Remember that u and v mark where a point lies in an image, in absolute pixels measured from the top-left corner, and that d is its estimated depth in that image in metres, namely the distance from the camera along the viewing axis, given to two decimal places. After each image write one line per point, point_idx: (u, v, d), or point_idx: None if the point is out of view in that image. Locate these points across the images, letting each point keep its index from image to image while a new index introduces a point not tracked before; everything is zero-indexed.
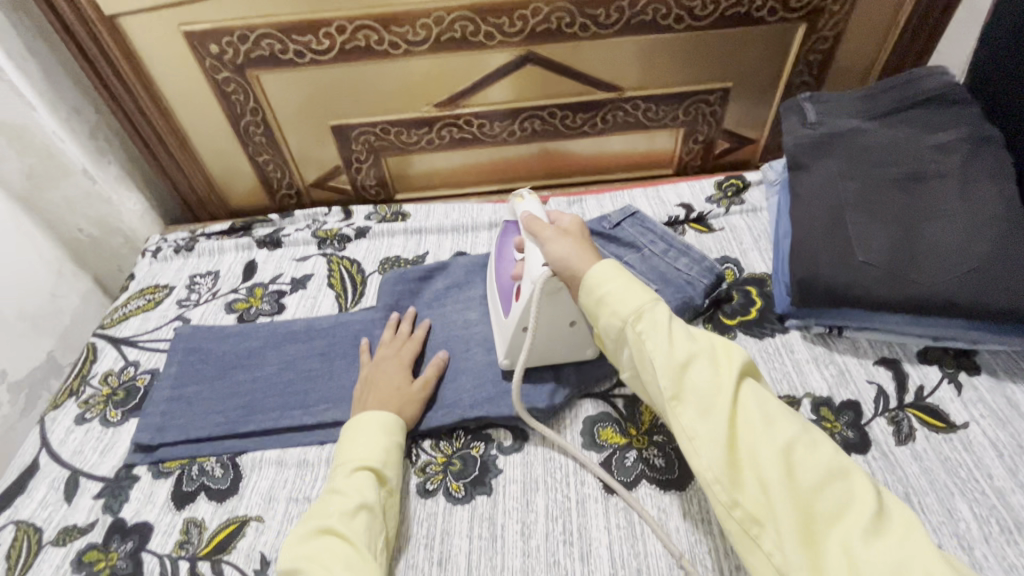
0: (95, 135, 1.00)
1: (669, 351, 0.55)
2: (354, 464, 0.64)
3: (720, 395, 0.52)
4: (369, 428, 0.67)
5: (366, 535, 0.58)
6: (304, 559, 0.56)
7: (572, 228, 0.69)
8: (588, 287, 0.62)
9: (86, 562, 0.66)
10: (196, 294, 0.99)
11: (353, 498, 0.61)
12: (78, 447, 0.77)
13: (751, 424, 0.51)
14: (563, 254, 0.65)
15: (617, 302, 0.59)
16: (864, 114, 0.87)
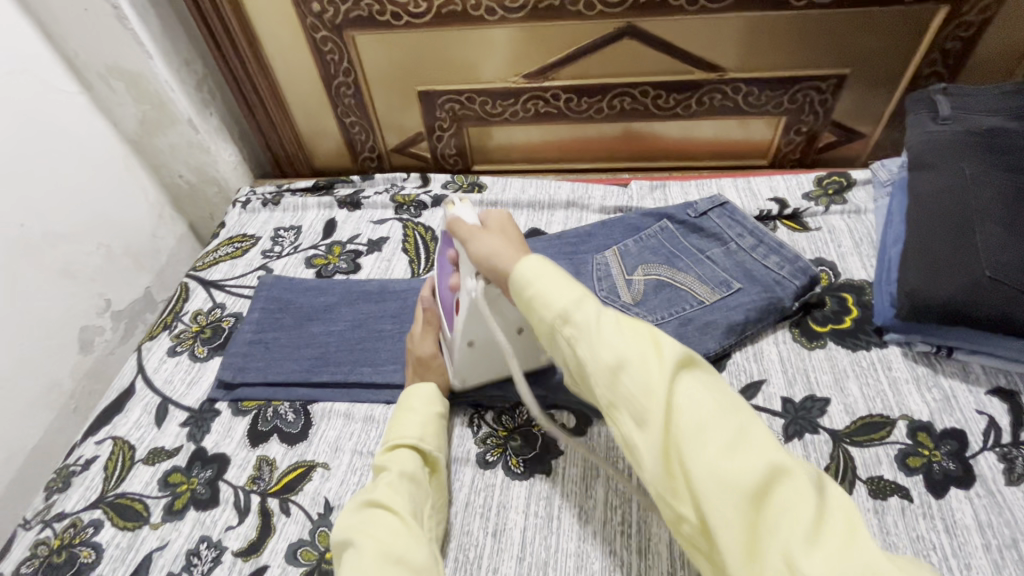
0: (201, 87, 1.05)
1: (597, 352, 0.46)
2: (392, 441, 0.64)
3: (656, 400, 0.43)
4: (407, 405, 0.68)
5: (408, 504, 0.58)
6: (352, 530, 0.55)
7: (495, 225, 0.61)
8: (515, 285, 0.52)
9: (171, 482, 0.72)
10: (279, 246, 1.03)
11: (394, 471, 0.60)
12: (169, 377, 0.83)
13: (685, 431, 0.41)
14: (490, 250, 0.56)
15: (542, 299, 0.49)
16: (1010, 112, 0.77)
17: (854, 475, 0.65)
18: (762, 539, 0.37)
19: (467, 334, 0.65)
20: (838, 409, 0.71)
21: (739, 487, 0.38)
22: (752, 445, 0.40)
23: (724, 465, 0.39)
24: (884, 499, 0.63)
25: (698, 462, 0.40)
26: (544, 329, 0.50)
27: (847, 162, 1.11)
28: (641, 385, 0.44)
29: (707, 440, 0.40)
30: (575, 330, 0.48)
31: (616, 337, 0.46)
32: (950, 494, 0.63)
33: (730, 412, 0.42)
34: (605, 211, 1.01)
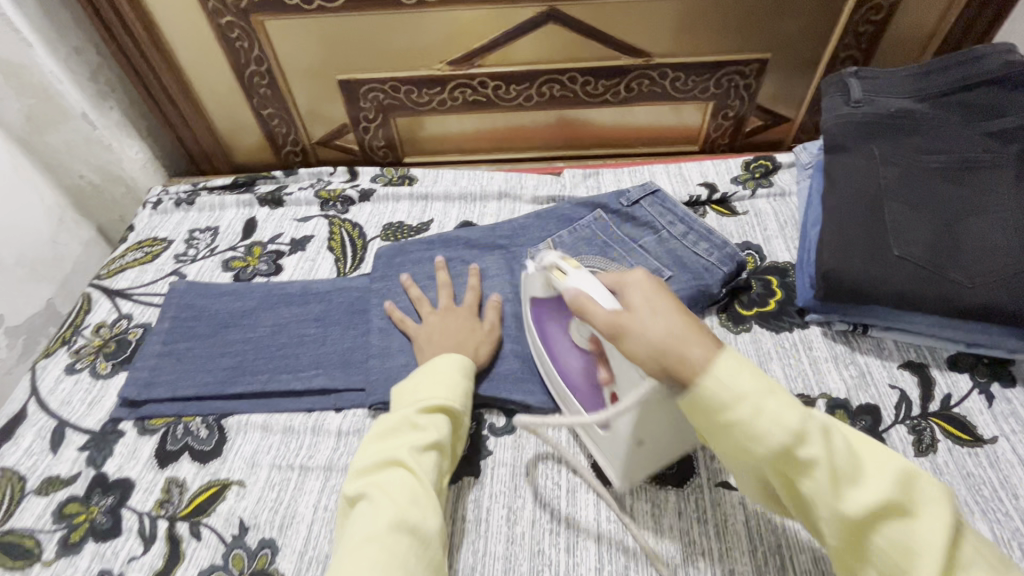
0: (96, 77, 0.96)
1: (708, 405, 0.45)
2: (431, 402, 0.60)
3: (778, 452, 0.44)
4: (442, 369, 0.63)
5: (434, 473, 0.56)
6: (369, 485, 0.54)
7: (639, 301, 0.49)
8: (693, 393, 0.45)
9: (67, 514, 0.66)
10: (194, 249, 0.96)
11: (428, 436, 0.57)
12: (67, 398, 0.76)
13: (806, 475, 0.44)
14: (655, 346, 0.46)
15: (661, 356, 0.46)
16: (916, 95, 0.79)
17: None
18: (895, 561, 0.42)
19: (636, 434, 0.54)
20: None
21: (881, 527, 0.42)
22: (881, 476, 0.43)
23: (872, 513, 0.42)
24: None
25: (840, 507, 0.43)
26: (656, 392, 0.48)
27: (775, 146, 1.13)
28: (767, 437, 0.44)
29: (831, 486, 0.43)
30: (693, 395, 0.45)
31: (735, 395, 0.44)
32: None
33: (850, 453, 0.44)
34: (538, 201, 0.98)
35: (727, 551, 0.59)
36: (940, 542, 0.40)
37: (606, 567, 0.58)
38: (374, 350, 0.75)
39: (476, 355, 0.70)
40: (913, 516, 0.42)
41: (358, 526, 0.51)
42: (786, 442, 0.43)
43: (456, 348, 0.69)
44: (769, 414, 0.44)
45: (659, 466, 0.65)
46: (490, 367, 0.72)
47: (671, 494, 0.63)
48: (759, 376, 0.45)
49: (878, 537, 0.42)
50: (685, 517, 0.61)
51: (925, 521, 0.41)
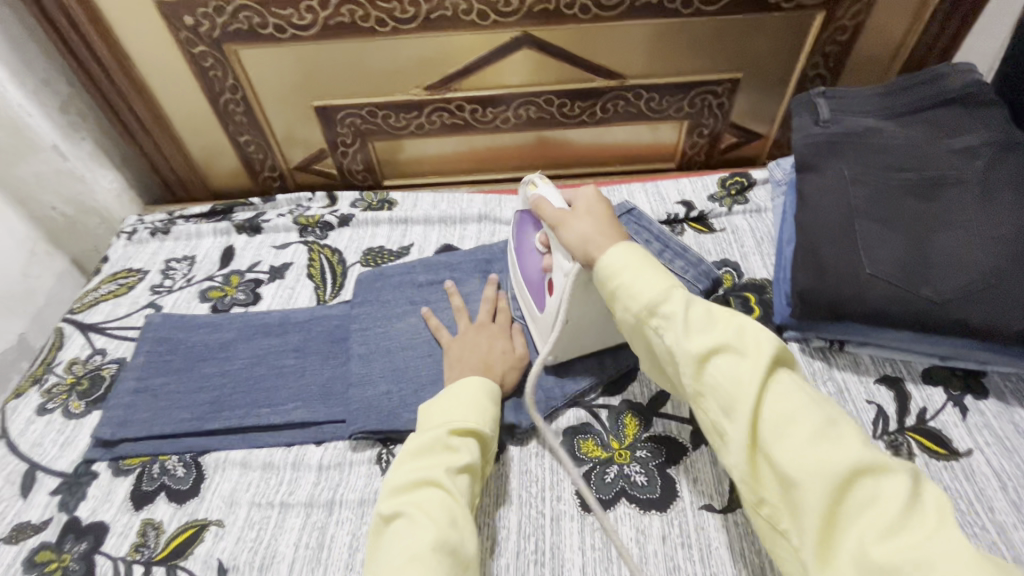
0: (67, 108, 0.95)
1: (685, 337, 0.48)
2: (463, 423, 0.59)
3: (744, 392, 0.44)
4: (472, 391, 0.63)
5: (467, 496, 0.56)
6: (406, 503, 0.53)
7: (580, 205, 0.63)
8: (604, 275, 0.55)
9: (38, 562, 0.64)
10: (171, 279, 0.95)
11: (462, 458, 0.57)
12: (37, 440, 0.75)
13: (768, 423, 0.43)
14: (582, 235, 0.59)
15: (641, 281, 0.52)
16: (882, 114, 0.81)
17: None
18: (841, 525, 0.39)
19: (567, 313, 0.65)
20: None
21: (829, 480, 0.39)
22: (842, 436, 0.41)
23: (820, 465, 0.40)
24: None
25: (787, 454, 0.41)
26: (631, 321, 0.53)
27: (750, 162, 1.15)
28: (732, 370, 0.46)
29: (778, 418, 0.43)
30: (662, 318, 0.50)
31: (705, 325, 0.48)
32: None
33: (818, 406, 0.43)
34: None
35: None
36: (908, 508, 0.37)
37: None
38: (354, 380, 0.75)
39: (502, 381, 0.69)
40: (883, 483, 0.39)
41: (399, 545, 0.49)
42: (748, 369, 0.45)
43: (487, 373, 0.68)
44: (735, 346, 0.47)
45: (643, 491, 0.65)
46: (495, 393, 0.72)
47: (655, 520, 0.63)
48: (733, 317, 0.49)
49: (822, 493, 0.39)
50: (669, 543, 0.61)
51: (899, 493, 0.38)
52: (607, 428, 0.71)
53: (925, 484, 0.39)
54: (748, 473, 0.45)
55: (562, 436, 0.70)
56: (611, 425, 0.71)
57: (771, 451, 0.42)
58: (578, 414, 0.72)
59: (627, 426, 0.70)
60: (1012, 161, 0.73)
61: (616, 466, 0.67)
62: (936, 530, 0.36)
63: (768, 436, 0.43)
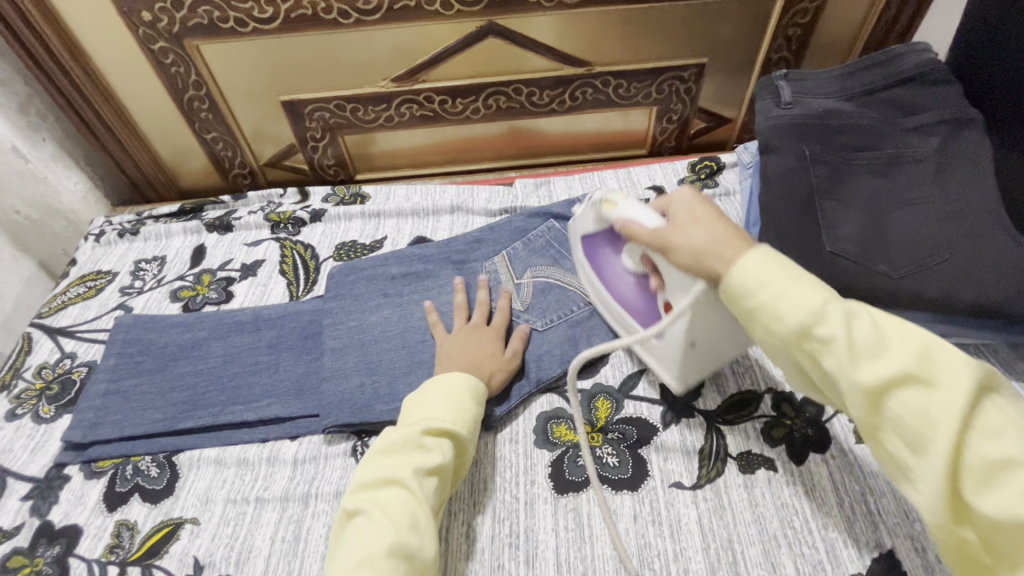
0: (25, 109, 0.93)
1: (771, 305, 0.45)
2: (438, 423, 0.59)
3: (846, 357, 0.42)
4: (455, 389, 0.63)
5: (433, 497, 0.55)
6: (368, 501, 0.54)
7: (684, 215, 0.54)
8: (727, 284, 0.48)
9: (11, 567, 0.64)
10: (141, 281, 0.94)
11: (432, 459, 0.57)
12: (7, 446, 0.74)
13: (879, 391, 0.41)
14: (696, 246, 0.51)
15: (708, 258, 0.50)
16: (842, 94, 0.82)
17: (726, 453, 0.66)
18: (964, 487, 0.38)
19: (690, 336, 0.60)
20: (710, 389, 0.72)
21: (940, 447, 0.38)
22: (959, 396, 0.39)
23: (930, 433, 0.39)
24: (752, 473, 0.65)
25: (893, 422, 0.41)
26: (707, 297, 0.52)
27: (719, 146, 1.16)
28: (831, 337, 0.43)
29: (869, 386, 0.41)
30: (732, 298, 0.49)
31: (778, 298, 0.45)
32: (809, 459, 0.65)
33: (924, 368, 0.40)
34: (490, 213, 0.99)
35: (682, 551, 0.60)
36: None
37: None
38: (327, 374, 0.75)
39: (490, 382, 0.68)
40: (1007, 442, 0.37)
41: (355, 543, 0.50)
42: (834, 346, 0.43)
43: (471, 370, 0.67)
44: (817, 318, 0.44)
45: (615, 472, 0.66)
46: None
47: (626, 499, 0.64)
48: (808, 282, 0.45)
49: (933, 463, 0.38)
50: (641, 521, 0.62)
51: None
52: (580, 411, 0.72)
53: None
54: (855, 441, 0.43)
55: (536, 421, 0.71)
56: (584, 408, 0.72)
57: (871, 417, 0.42)
58: (551, 399, 0.73)
59: (600, 409, 0.71)
60: (966, 138, 0.74)
61: (588, 449, 0.68)
62: None
63: (882, 401, 0.41)
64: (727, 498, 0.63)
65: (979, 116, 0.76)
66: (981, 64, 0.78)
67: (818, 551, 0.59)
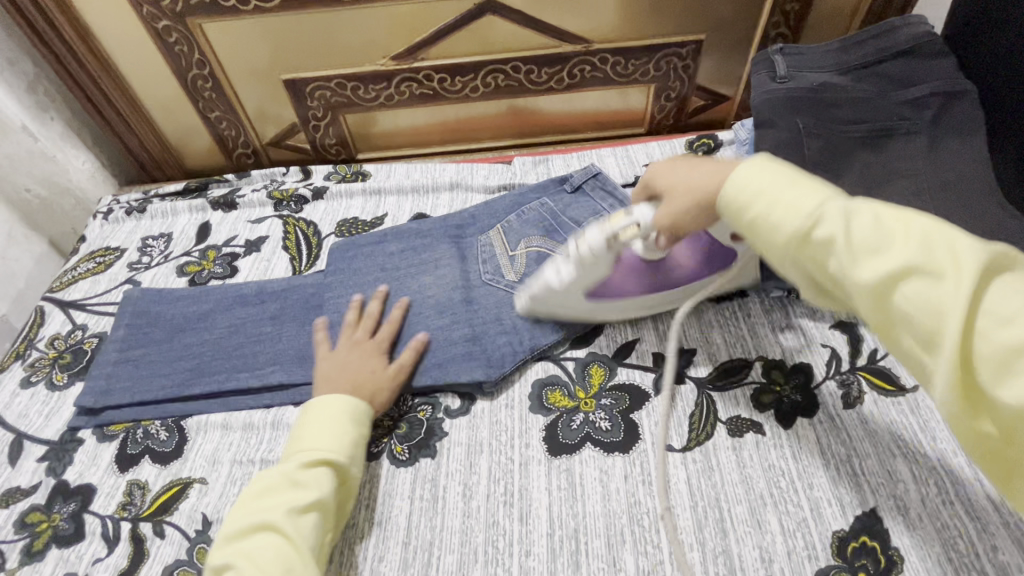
0: (34, 88, 0.95)
1: (854, 263, 0.43)
2: (312, 456, 0.60)
3: (948, 314, 0.38)
4: (333, 417, 0.64)
5: (311, 537, 0.56)
6: (237, 554, 0.54)
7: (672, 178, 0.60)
8: (739, 220, 0.51)
9: (29, 522, 0.67)
10: (148, 256, 0.96)
11: (308, 495, 0.57)
12: (23, 411, 0.77)
13: (990, 350, 0.37)
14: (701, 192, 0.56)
15: (794, 204, 0.46)
16: (838, 68, 0.83)
17: (716, 417, 0.68)
18: None
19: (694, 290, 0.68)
20: (702, 357, 0.74)
21: None
22: None
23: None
24: (741, 436, 0.67)
25: (1014, 387, 0.36)
26: (784, 254, 0.48)
27: (718, 125, 1.16)
28: (929, 292, 0.40)
29: (987, 344, 0.37)
30: (820, 246, 0.45)
31: (880, 246, 0.42)
32: (796, 423, 0.67)
33: None
34: (489, 189, 1.00)
35: (671, 508, 0.62)
36: None
37: (557, 532, 0.61)
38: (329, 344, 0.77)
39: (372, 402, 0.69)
40: None
41: None
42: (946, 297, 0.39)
43: (352, 391, 0.68)
44: (918, 268, 0.40)
45: (607, 435, 0.68)
46: (467, 351, 0.74)
47: (618, 461, 0.66)
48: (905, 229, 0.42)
49: None
50: (632, 481, 0.64)
51: None
52: (574, 378, 0.74)
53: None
54: (964, 407, 0.39)
55: (531, 388, 0.73)
56: (578, 375, 0.74)
57: (983, 381, 0.38)
58: (546, 367, 0.75)
59: (593, 376, 0.73)
60: (960, 109, 0.75)
61: (582, 414, 0.70)
62: None
63: (990, 360, 0.37)
64: (716, 460, 0.65)
65: (973, 88, 0.76)
66: (976, 36, 0.78)
67: (803, 509, 0.61)
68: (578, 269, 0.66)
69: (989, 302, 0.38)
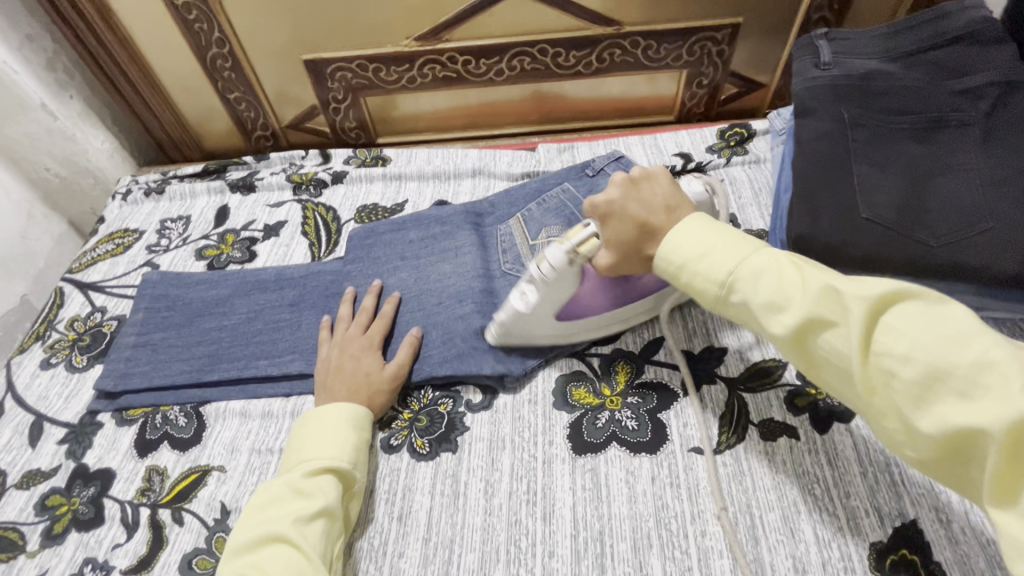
0: (53, 66, 0.94)
1: (768, 322, 0.45)
2: (316, 463, 0.59)
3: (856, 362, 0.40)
4: (335, 422, 0.63)
5: (320, 544, 0.54)
6: (247, 567, 0.51)
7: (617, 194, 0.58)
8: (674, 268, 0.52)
9: (49, 505, 0.66)
10: (166, 239, 0.95)
11: (315, 502, 0.56)
12: (43, 392, 0.77)
13: (899, 388, 0.38)
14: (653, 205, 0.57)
15: (707, 263, 0.49)
16: (886, 55, 0.78)
17: (747, 420, 0.66)
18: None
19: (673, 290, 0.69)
20: (733, 356, 0.71)
21: (993, 430, 0.33)
22: (996, 381, 0.34)
23: (971, 416, 0.35)
24: (774, 441, 0.64)
25: (932, 416, 0.37)
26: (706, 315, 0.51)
27: (750, 113, 1.12)
28: (841, 340, 0.41)
29: (901, 380, 0.38)
30: (740, 308, 0.48)
31: (783, 302, 0.45)
32: (833, 428, 0.64)
33: (956, 346, 0.36)
34: (512, 177, 0.97)
35: (699, 513, 0.60)
36: None
37: (582, 534, 0.60)
38: None
39: (372, 407, 0.67)
40: None
41: None
42: (856, 343, 0.40)
43: (352, 395, 0.66)
44: (823, 318, 0.42)
45: (633, 435, 0.66)
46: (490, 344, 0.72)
47: (645, 462, 0.64)
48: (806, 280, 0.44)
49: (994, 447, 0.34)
50: (659, 483, 0.62)
51: None
52: (599, 375, 0.71)
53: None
54: (889, 436, 0.41)
55: (554, 384, 0.71)
56: (603, 372, 0.71)
57: (904, 411, 0.38)
58: (570, 362, 0.73)
59: (619, 373, 0.71)
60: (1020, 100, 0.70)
61: (607, 412, 0.68)
62: None
63: (898, 393, 0.38)
64: (747, 464, 0.63)
65: None
66: None
67: (837, 519, 0.58)
68: (543, 289, 0.63)
69: (893, 333, 0.39)
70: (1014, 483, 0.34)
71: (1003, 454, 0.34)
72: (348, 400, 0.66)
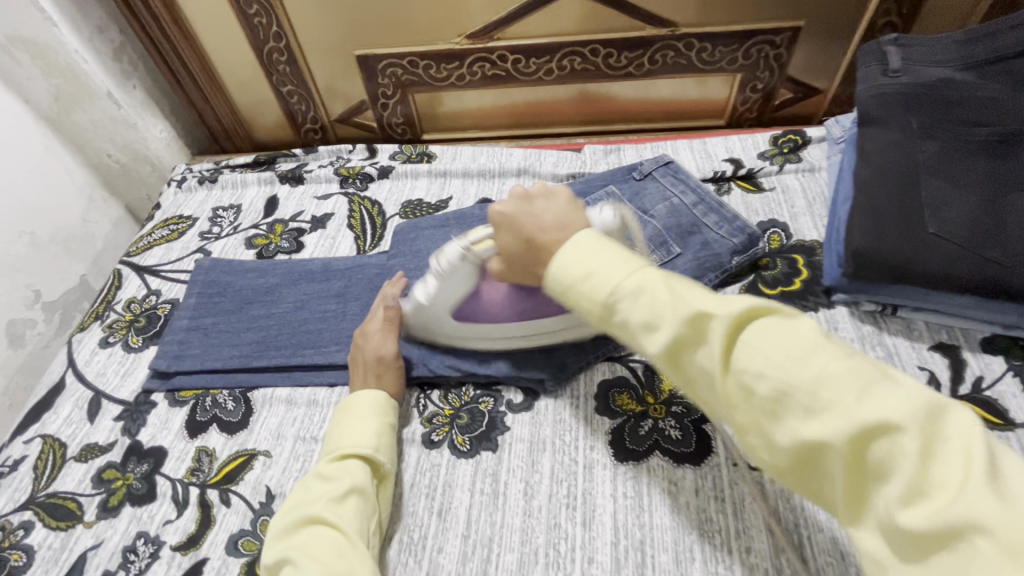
0: (119, 56, 0.97)
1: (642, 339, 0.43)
2: (342, 449, 0.60)
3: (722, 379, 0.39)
4: (361, 409, 0.64)
5: (356, 521, 0.55)
6: (290, 549, 0.52)
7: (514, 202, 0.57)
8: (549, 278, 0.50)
9: (105, 479, 0.69)
10: (218, 227, 0.98)
11: (343, 483, 0.57)
12: (101, 369, 0.80)
13: (757, 404, 0.37)
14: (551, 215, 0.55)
15: (592, 281, 0.45)
16: (959, 63, 0.74)
17: None
18: (869, 484, 0.34)
19: None
20: None
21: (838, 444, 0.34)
22: (836, 392, 0.34)
23: (821, 431, 0.34)
24: None
25: (788, 432, 0.36)
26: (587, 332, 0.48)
27: (804, 120, 1.08)
28: (709, 358, 0.40)
29: (758, 397, 0.37)
30: (621, 326, 0.44)
31: (653, 320, 0.42)
32: None
33: (805, 360, 0.36)
34: (557, 177, 0.96)
35: (744, 529, 0.59)
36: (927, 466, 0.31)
37: (622, 541, 0.59)
38: None
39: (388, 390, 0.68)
40: (901, 440, 0.32)
41: None
42: (720, 359, 0.39)
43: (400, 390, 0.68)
44: (691, 336, 0.40)
45: (677, 445, 0.65)
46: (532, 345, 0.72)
47: (688, 473, 0.63)
48: (676, 298, 0.41)
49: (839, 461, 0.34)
50: (702, 496, 0.61)
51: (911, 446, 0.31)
52: (642, 382, 0.70)
53: (949, 418, 0.32)
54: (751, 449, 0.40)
55: (596, 389, 0.70)
56: (647, 379, 0.70)
57: (765, 427, 0.38)
58: (613, 366, 0.72)
59: (663, 382, 0.70)
60: None
61: (650, 420, 0.67)
62: (962, 481, 0.30)
63: (754, 408, 0.38)
64: None
65: None
66: None
67: None
68: (444, 287, 0.64)
69: (751, 349, 0.38)
70: (863, 494, 0.34)
71: (847, 466, 0.34)
72: (363, 389, 0.67)
